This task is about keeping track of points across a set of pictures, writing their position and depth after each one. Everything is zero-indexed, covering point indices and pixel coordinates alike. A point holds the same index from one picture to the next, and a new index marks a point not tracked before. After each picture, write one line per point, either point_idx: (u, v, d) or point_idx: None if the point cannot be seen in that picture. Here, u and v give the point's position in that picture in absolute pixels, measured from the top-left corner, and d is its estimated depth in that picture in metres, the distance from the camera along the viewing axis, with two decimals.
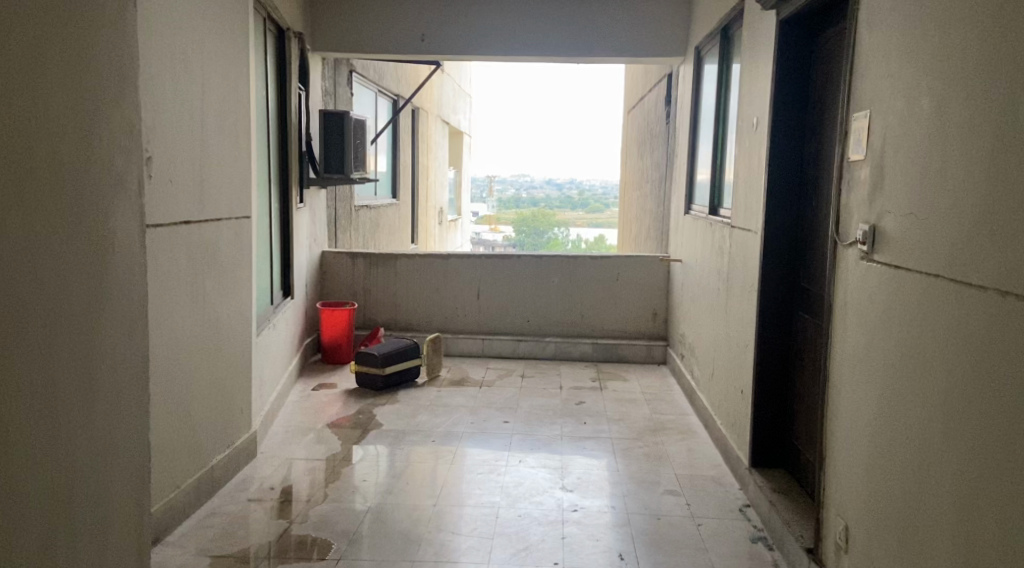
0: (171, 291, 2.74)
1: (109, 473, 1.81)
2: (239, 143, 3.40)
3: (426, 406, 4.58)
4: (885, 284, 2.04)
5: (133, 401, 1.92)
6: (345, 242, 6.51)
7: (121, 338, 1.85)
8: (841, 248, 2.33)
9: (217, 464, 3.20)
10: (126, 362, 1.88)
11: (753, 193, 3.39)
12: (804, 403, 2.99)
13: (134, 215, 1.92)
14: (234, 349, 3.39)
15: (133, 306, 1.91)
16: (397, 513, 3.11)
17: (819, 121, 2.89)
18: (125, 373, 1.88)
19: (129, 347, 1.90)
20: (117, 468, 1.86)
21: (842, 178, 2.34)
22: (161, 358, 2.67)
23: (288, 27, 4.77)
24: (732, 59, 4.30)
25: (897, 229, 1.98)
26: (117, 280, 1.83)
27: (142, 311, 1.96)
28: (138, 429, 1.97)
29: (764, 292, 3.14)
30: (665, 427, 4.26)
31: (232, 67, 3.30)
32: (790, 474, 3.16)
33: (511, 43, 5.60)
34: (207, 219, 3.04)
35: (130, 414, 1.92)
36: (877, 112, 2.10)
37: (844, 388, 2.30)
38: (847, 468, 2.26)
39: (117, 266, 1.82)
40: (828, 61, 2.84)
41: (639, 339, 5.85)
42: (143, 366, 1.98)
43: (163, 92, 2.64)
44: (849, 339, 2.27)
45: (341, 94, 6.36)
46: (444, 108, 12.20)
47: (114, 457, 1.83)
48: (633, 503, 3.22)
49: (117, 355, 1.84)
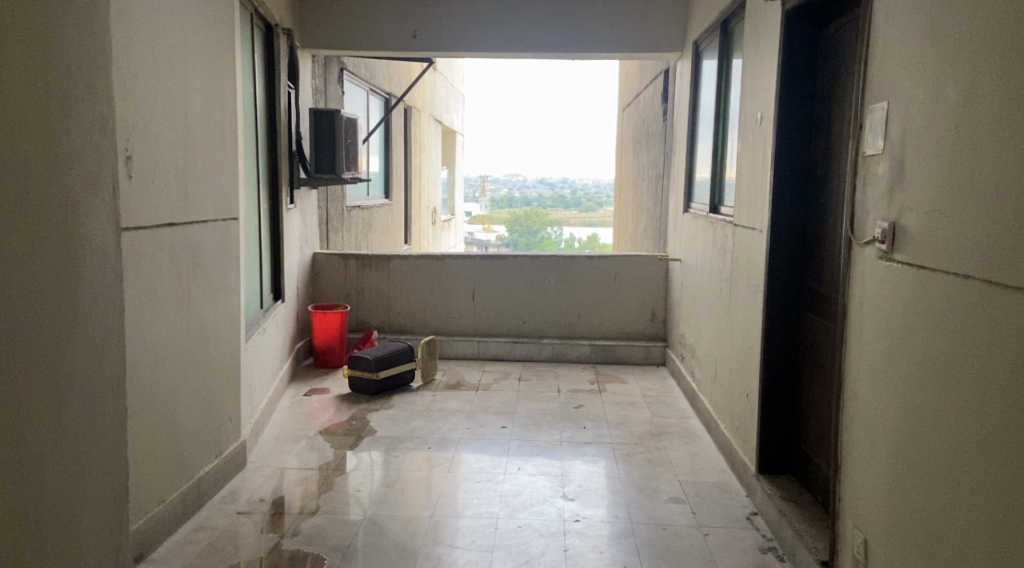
0: (153, 297, 2.62)
1: (83, 491, 1.69)
2: (225, 142, 3.28)
3: (422, 411, 4.47)
4: (907, 286, 1.94)
5: (110, 415, 1.79)
6: (337, 243, 6.38)
7: (94, 347, 1.72)
8: (856, 246, 2.23)
9: (204, 475, 3.07)
10: (99, 375, 1.75)
11: (758, 190, 3.29)
12: (815, 407, 2.89)
13: (110, 216, 1.81)
14: (222, 355, 3.27)
15: (107, 316, 1.78)
16: (392, 524, 3.00)
17: (828, 115, 2.78)
18: (99, 384, 1.75)
19: (104, 358, 1.77)
20: (92, 485, 1.73)
21: (857, 174, 2.23)
22: (143, 368, 2.55)
23: (276, 23, 4.62)
24: (733, 53, 4.20)
25: (920, 226, 1.87)
26: (90, 286, 1.70)
27: (119, 321, 1.84)
28: (115, 444, 1.85)
29: (771, 291, 3.04)
30: (667, 430, 4.16)
31: (217, 63, 3.18)
32: (799, 481, 3.05)
33: (504, 40, 5.49)
34: (191, 220, 2.92)
35: (105, 426, 1.79)
36: (897, 104, 1.99)
37: (861, 394, 2.19)
38: (865, 479, 2.15)
39: (90, 271, 1.70)
40: (836, 53, 2.74)
41: (638, 340, 5.74)
42: (121, 380, 1.86)
43: (142, 88, 2.51)
44: (866, 342, 2.17)
45: (332, 92, 6.24)
46: (439, 107, 12.39)
47: (87, 473, 1.70)
48: (637, 513, 3.11)
49: (89, 365, 1.70)
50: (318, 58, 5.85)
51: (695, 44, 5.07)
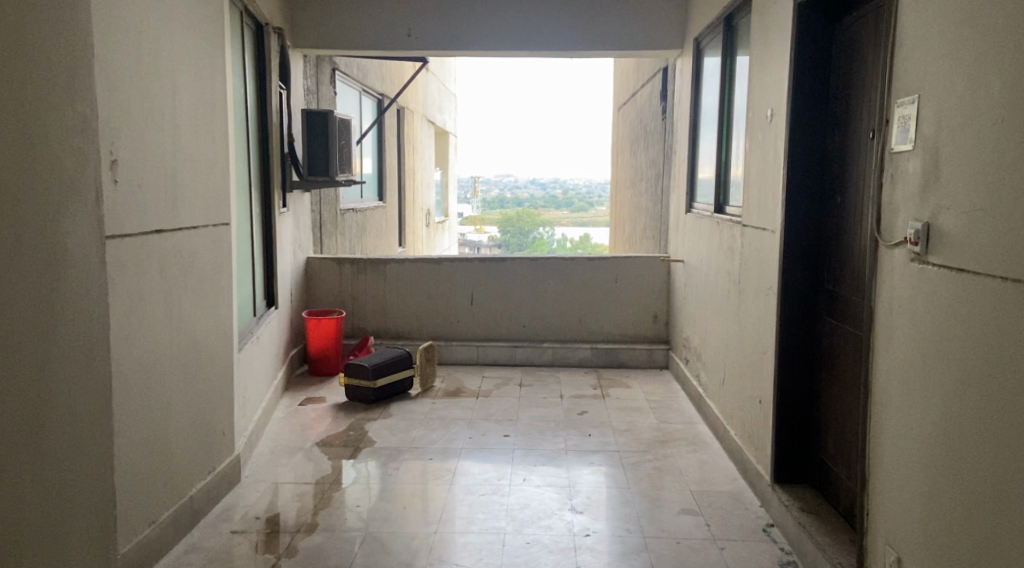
0: (142, 307, 2.48)
1: (65, 519, 1.55)
2: (215, 144, 3.15)
3: (422, 420, 4.34)
4: (943, 291, 1.84)
5: (93, 438, 1.65)
6: (331, 247, 6.25)
7: (77, 366, 1.58)
8: (885, 247, 2.12)
9: (197, 493, 2.94)
10: (83, 397, 1.61)
11: (768, 190, 3.18)
12: (835, 414, 2.79)
13: (95, 223, 1.67)
14: (214, 367, 3.13)
15: (92, 333, 1.64)
16: (395, 542, 2.87)
17: (846, 110, 2.68)
18: (83, 403, 1.61)
19: (88, 378, 1.63)
20: (76, 513, 1.60)
21: (885, 172, 2.13)
22: (131, 383, 2.41)
23: (266, 22, 4.48)
24: (738, 49, 4.09)
25: (957, 227, 1.77)
26: (72, 300, 1.56)
27: (105, 338, 1.70)
28: (102, 471, 1.70)
29: (786, 293, 2.94)
30: (674, 437, 4.05)
31: (206, 62, 3.04)
32: (817, 491, 2.95)
33: (499, 38, 5.37)
34: (181, 227, 2.78)
35: (92, 448, 1.65)
36: (929, 99, 1.89)
37: (892, 404, 2.09)
38: (896, 493, 2.05)
39: (71, 285, 1.56)
40: (854, 46, 2.63)
41: (640, 343, 5.63)
42: (107, 403, 1.71)
43: (127, 87, 2.37)
44: (896, 350, 2.07)
45: (324, 92, 6.10)
46: (432, 107, 12.23)
47: (69, 501, 1.56)
48: (649, 526, 3.00)
49: (71, 384, 1.56)
50: (309, 58, 5.72)
51: (696, 41, 4.97)
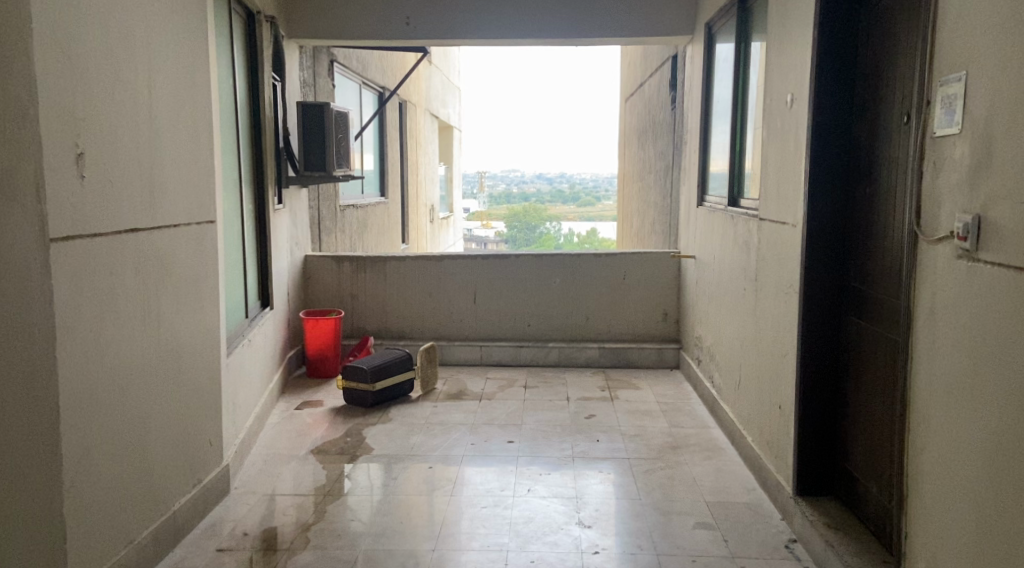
0: (114, 312, 2.30)
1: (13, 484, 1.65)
2: (200, 138, 2.97)
3: (422, 425, 4.15)
4: (996, 295, 1.63)
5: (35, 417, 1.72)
6: (330, 245, 6.04)
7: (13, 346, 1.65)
8: (929, 244, 1.92)
9: (180, 509, 2.76)
10: (15, 379, 1.66)
11: (787, 182, 2.98)
12: (862, 422, 2.60)
13: (13, 240, 1.65)
14: (200, 373, 2.96)
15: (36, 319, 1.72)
16: (392, 560, 2.69)
17: (876, 94, 2.48)
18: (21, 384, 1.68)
19: (27, 364, 1.70)
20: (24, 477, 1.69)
21: (928, 160, 1.94)
22: (103, 395, 2.23)
23: (258, 10, 4.29)
24: (752, 34, 3.89)
25: (1012, 220, 1.57)
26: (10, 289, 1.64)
27: (44, 325, 1.76)
28: (50, 478, 1.79)
29: (808, 291, 2.74)
30: (688, 443, 3.85)
31: (187, 49, 2.85)
32: (844, 505, 2.76)
33: (500, 27, 5.16)
34: (159, 224, 2.60)
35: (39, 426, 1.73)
36: (982, 76, 1.69)
37: (935, 415, 1.90)
38: (939, 516, 1.86)
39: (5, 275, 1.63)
40: (885, 24, 2.43)
41: (649, 343, 5.43)
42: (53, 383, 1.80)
43: (91, 71, 2.17)
44: (939, 357, 1.88)
45: (321, 84, 5.90)
46: (434, 101, 11.96)
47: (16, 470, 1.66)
48: (663, 543, 2.80)
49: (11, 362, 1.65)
50: (306, 49, 5.52)
51: (707, 26, 4.75)
